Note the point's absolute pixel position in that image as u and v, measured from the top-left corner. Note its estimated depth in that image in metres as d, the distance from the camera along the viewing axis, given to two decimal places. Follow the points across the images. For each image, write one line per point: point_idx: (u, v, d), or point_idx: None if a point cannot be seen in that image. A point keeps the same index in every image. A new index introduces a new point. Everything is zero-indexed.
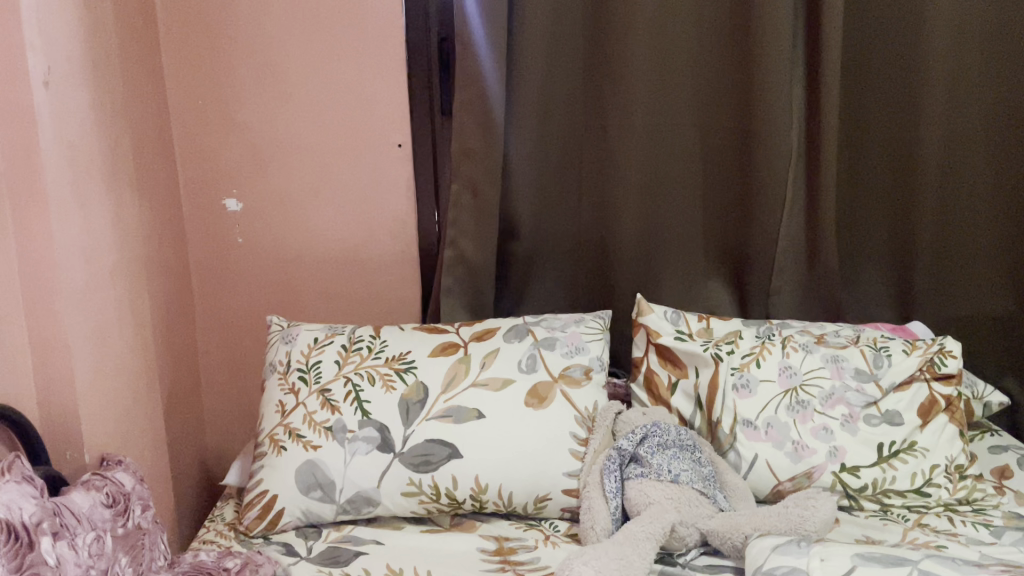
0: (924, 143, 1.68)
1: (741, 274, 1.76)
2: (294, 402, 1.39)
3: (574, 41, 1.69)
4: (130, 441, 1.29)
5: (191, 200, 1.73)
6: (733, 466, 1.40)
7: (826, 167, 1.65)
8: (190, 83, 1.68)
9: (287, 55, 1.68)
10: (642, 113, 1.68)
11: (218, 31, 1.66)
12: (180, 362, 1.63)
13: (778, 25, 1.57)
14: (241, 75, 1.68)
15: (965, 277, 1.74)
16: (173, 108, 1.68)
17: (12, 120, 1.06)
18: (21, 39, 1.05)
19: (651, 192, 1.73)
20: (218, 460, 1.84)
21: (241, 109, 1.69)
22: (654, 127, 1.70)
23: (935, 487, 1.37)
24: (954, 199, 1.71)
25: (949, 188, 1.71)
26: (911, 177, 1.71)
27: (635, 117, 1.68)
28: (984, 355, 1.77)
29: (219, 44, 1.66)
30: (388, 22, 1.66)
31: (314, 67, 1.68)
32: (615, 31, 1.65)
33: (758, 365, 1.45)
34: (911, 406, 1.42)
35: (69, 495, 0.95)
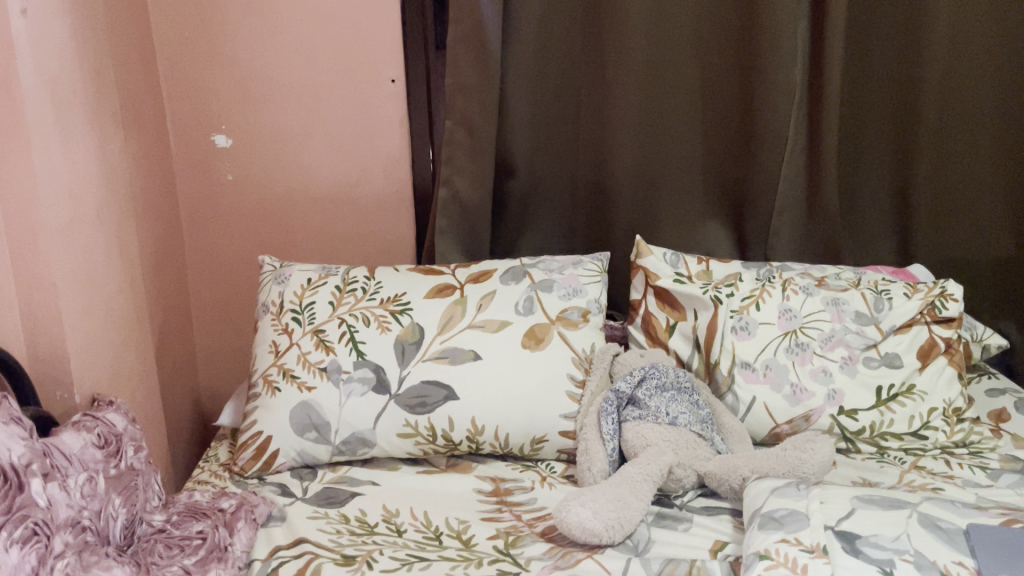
0: (930, 81, 1.64)
1: (741, 215, 1.73)
2: (288, 343, 1.36)
3: None
4: (121, 382, 1.27)
5: (179, 136, 1.68)
6: (731, 408, 1.39)
7: (831, 103, 1.59)
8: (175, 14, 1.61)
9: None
10: (642, 45, 1.63)
11: None
12: (171, 302, 1.60)
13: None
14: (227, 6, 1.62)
15: (968, 219, 1.71)
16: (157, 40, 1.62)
17: None
18: None
19: (650, 127, 1.68)
20: (212, 400, 1.83)
21: (228, 41, 1.63)
22: (656, 59, 1.64)
23: (933, 431, 1.36)
24: (962, 137, 1.67)
25: (958, 126, 1.66)
26: (916, 116, 1.67)
27: (635, 50, 1.63)
28: (985, 299, 1.76)
29: None
30: None
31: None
32: None
33: (759, 307, 1.43)
34: (910, 348, 1.41)
35: (59, 436, 0.94)
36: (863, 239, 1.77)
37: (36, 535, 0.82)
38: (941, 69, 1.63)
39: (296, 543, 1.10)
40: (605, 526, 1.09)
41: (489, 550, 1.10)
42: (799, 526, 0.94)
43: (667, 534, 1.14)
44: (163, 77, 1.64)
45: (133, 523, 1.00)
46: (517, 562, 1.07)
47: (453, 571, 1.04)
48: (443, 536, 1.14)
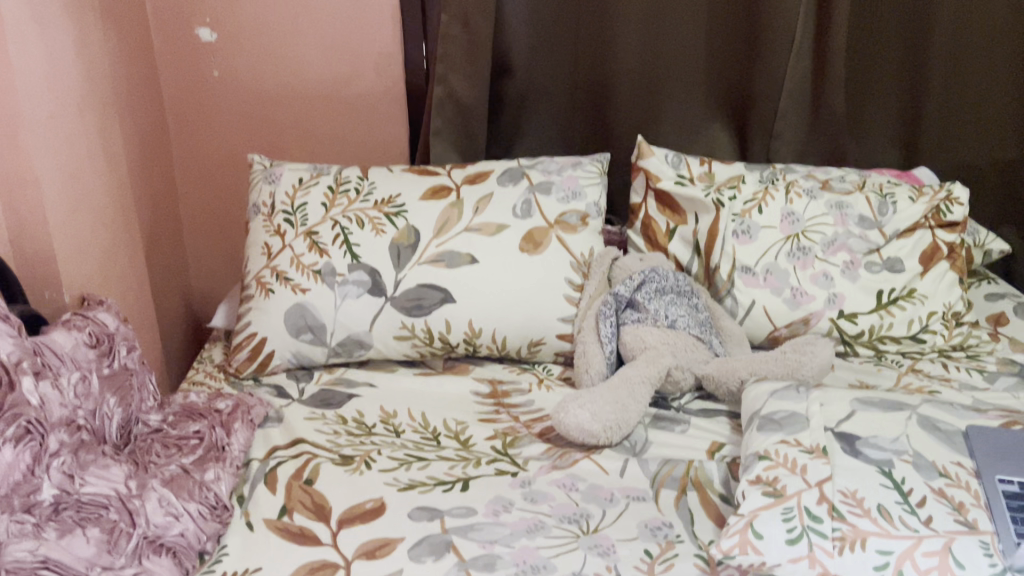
0: None
1: (744, 115, 1.68)
2: (280, 245, 1.33)
3: None
4: (110, 283, 1.25)
5: (161, 27, 1.60)
6: (730, 312, 1.37)
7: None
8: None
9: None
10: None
11: None
12: (160, 203, 1.56)
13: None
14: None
15: (976, 120, 1.67)
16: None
17: None
18: None
19: (653, 22, 1.61)
20: (205, 303, 1.81)
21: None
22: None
23: (931, 334, 1.37)
24: (971, 31, 1.61)
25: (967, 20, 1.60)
26: (929, 12, 1.60)
27: None
28: (988, 203, 1.73)
29: None
30: None
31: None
32: None
33: (761, 211, 1.40)
34: (913, 252, 1.39)
35: (50, 335, 0.92)
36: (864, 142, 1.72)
37: (30, 434, 0.81)
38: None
39: (294, 443, 1.10)
40: (602, 427, 1.09)
41: (488, 450, 1.10)
42: (799, 428, 0.94)
43: (665, 435, 1.14)
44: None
45: (129, 423, 0.99)
46: (515, 462, 1.08)
47: (452, 471, 1.05)
48: (441, 436, 1.14)
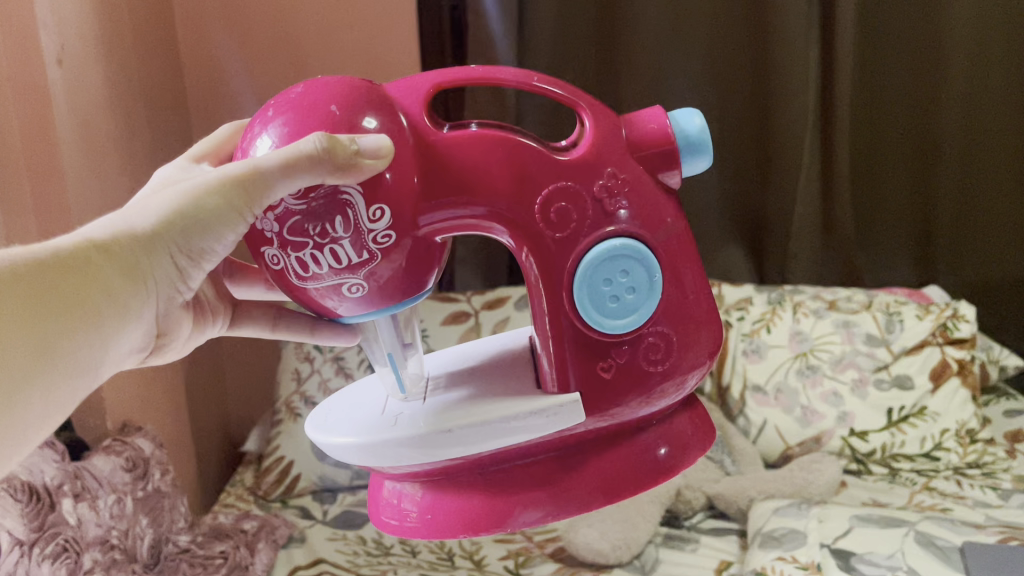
0: (945, 92, 1.56)
1: (759, 239, 1.69)
2: (309, 370, 1.44)
3: None
4: (151, 407, 1.36)
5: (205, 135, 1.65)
6: (743, 431, 1.41)
7: (848, 77, 1.52)
8: (197, 14, 1.60)
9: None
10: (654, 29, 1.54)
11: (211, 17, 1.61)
12: (206, 342, 1.63)
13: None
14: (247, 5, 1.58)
15: (984, 235, 1.67)
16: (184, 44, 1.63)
17: (42, 139, 1.11)
18: (44, 78, 1.11)
19: None
20: (243, 428, 1.79)
21: (245, 42, 1.60)
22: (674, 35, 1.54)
23: (945, 452, 1.35)
24: (984, 95, 1.58)
25: (976, 87, 1.58)
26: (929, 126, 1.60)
27: (642, 70, 1.56)
28: (1009, 305, 1.74)
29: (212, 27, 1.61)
30: (390, 5, 1.56)
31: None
32: None
33: (769, 331, 1.47)
34: (923, 369, 1.40)
35: (91, 460, 1.06)
36: (882, 243, 1.71)
37: (66, 551, 0.94)
38: (964, 27, 1.52)
39: (314, 562, 1.14)
40: (611, 545, 1.10)
41: (500, 569, 1.12)
42: (797, 545, 0.97)
43: (675, 555, 1.14)
44: (190, 86, 1.64)
45: (159, 541, 1.12)
46: None
47: None
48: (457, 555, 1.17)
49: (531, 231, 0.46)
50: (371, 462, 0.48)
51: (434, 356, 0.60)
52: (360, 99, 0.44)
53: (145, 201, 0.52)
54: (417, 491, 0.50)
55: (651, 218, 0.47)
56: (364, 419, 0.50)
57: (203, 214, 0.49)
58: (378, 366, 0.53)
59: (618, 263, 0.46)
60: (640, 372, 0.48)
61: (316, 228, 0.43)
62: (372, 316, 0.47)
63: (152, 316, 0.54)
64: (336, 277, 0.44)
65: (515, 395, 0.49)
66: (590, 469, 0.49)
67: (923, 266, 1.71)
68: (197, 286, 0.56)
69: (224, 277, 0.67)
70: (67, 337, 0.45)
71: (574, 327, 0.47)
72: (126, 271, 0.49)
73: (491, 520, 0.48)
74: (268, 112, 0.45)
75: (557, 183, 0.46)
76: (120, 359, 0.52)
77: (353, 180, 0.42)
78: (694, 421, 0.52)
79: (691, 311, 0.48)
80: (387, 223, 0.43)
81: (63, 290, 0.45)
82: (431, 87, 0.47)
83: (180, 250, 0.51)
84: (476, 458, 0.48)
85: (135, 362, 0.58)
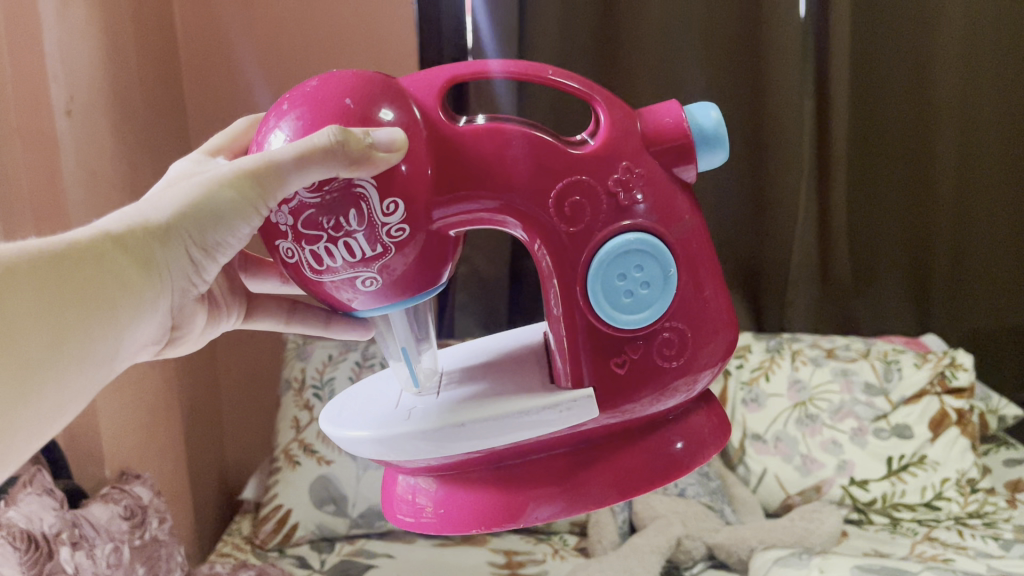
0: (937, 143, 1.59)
1: (756, 288, 1.70)
2: (308, 418, 1.44)
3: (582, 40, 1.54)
4: (150, 454, 1.36)
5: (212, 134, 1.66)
6: (743, 480, 1.41)
7: (843, 129, 1.55)
8: (206, 72, 1.64)
9: (286, 14, 1.60)
10: (654, 86, 1.55)
11: (219, 68, 1.64)
12: (205, 388, 1.63)
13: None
14: (252, 62, 1.63)
15: (980, 283, 1.69)
16: (190, 99, 1.66)
17: (49, 187, 1.13)
18: (52, 126, 1.13)
19: None
20: (241, 476, 1.78)
21: (251, 98, 1.64)
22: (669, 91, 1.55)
23: (946, 501, 1.33)
24: (976, 146, 1.61)
25: (968, 137, 1.60)
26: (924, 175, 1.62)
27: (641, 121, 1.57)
28: (1007, 354, 1.75)
29: (219, 78, 1.65)
30: (393, 58, 1.59)
31: (311, 48, 1.60)
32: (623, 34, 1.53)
33: (769, 379, 1.48)
34: (922, 418, 1.40)
35: (89, 508, 1.06)
36: (879, 292, 1.72)
37: None
38: (953, 77, 1.56)
39: None
40: None
41: None
42: None
43: None
44: (195, 140, 1.67)
45: None
46: None
47: None
48: None
49: (547, 225, 0.49)
50: (386, 456, 0.51)
51: (447, 355, 0.64)
52: (373, 93, 0.47)
53: (159, 196, 0.55)
54: (431, 486, 0.54)
55: (668, 214, 0.50)
56: (379, 414, 0.54)
57: (219, 207, 0.52)
58: (392, 360, 0.58)
59: (633, 258, 0.48)
60: (654, 368, 0.50)
61: (330, 221, 0.46)
62: (385, 309, 0.50)
63: (168, 308, 0.58)
64: (351, 270, 0.47)
65: (527, 392, 0.51)
66: (607, 465, 0.51)
67: (921, 315, 1.72)
68: (210, 280, 0.60)
69: (241, 269, 0.76)
70: (94, 324, 0.48)
71: (587, 321, 0.50)
72: (144, 262, 0.52)
73: (507, 516, 0.51)
74: (284, 104, 0.49)
75: (572, 178, 0.48)
76: (135, 350, 0.55)
77: (367, 174, 0.45)
78: (710, 418, 0.54)
79: (705, 306, 0.51)
80: (400, 216, 0.46)
81: (89, 278, 0.48)
82: (441, 80, 0.51)
83: (195, 242, 0.54)
84: (487, 454, 0.51)
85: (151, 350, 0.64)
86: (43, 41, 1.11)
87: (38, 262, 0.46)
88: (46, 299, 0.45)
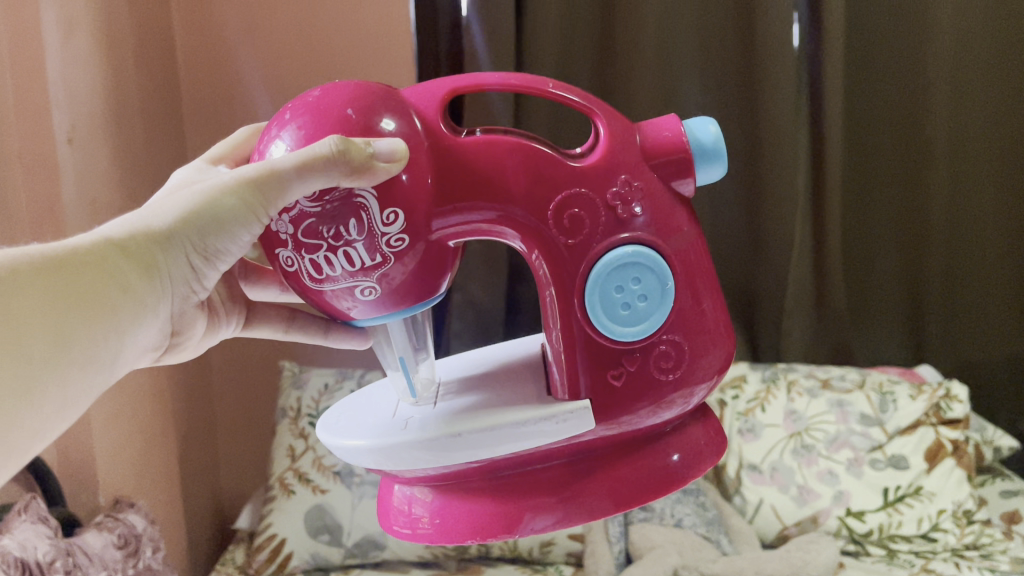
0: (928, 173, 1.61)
1: (751, 318, 1.71)
2: (304, 447, 1.44)
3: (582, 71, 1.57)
4: (144, 482, 1.35)
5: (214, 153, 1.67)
6: (739, 510, 1.40)
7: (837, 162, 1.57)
8: (207, 101, 1.66)
9: (286, 46, 1.62)
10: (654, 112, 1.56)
11: (218, 97, 1.66)
12: (200, 416, 1.62)
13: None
14: (253, 93, 1.64)
15: (974, 313, 1.70)
16: (191, 129, 1.67)
17: (49, 213, 1.14)
18: (54, 153, 1.14)
19: None
20: (234, 505, 1.77)
21: (255, 113, 1.65)
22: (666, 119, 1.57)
23: (942, 532, 1.33)
24: (968, 177, 1.63)
25: (961, 169, 1.62)
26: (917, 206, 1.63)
27: None
28: (1000, 384, 1.76)
29: (220, 107, 1.66)
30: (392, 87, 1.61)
31: (310, 78, 1.62)
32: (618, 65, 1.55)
33: (764, 409, 1.48)
34: (917, 449, 1.40)
35: (83, 537, 1.05)
36: (874, 323, 1.73)
37: None
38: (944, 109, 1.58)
39: None
40: None
41: None
42: None
43: None
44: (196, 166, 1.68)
45: None
46: None
47: None
48: None
49: (545, 235, 0.50)
50: (384, 466, 0.52)
51: (443, 366, 0.65)
52: (374, 103, 0.48)
53: (162, 204, 0.57)
54: (428, 498, 0.54)
55: (666, 227, 0.51)
56: (376, 423, 0.54)
57: (221, 214, 0.53)
58: (390, 370, 0.58)
59: (630, 270, 0.49)
60: (652, 380, 0.50)
61: (330, 231, 0.47)
62: (384, 319, 0.51)
63: (169, 313, 0.59)
64: (350, 278, 0.47)
65: (525, 403, 0.52)
66: (606, 477, 0.52)
67: (915, 345, 1.73)
68: (211, 287, 0.62)
69: (241, 278, 0.77)
70: (99, 328, 0.49)
71: (584, 331, 0.50)
72: (148, 267, 0.53)
73: (505, 526, 0.51)
74: (286, 114, 0.50)
75: (570, 191, 0.49)
76: (136, 356, 0.56)
77: (368, 184, 0.46)
78: (707, 431, 0.55)
79: (702, 319, 0.51)
80: (400, 226, 0.47)
81: (94, 282, 0.49)
82: (442, 92, 0.52)
83: (196, 249, 0.55)
84: (484, 466, 0.52)
85: (151, 357, 0.64)
86: (47, 71, 1.12)
87: (45, 266, 0.47)
88: (55, 302, 0.46)
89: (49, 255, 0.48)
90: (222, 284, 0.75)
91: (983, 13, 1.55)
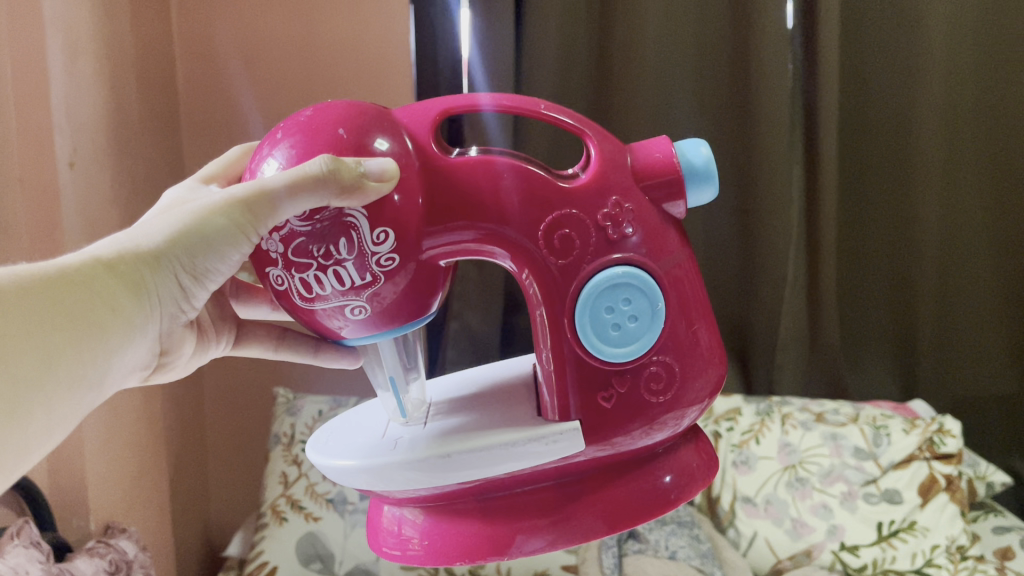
0: (921, 210, 1.62)
1: (745, 351, 1.72)
2: (296, 474, 1.44)
3: (579, 102, 1.58)
4: (134, 507, 1.34)
5: None
6: (733, 543, 1.40)
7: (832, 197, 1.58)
8: (207, 128, 1.67)
9: (287, 76, 1.63)
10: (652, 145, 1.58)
11: (217, 125, 1.67)
12: (191, 442, 1.61)
13: (780, 37, 1.48)
14: (253, 120, 1.65)
15: (966, 349, 1.72)
16: (190, 155, 1.68)
17: (48, 236, 1.14)
18: (53, 175, 1.14)
19: None
20: (223, 533, 1.75)
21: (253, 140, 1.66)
22: None
23: (936, 568, 1.30)
24: (960, 215, 1.65)
25: (952, 208, 1.65)
26: (910, 242, 1.65)
27: None
28: (992, 419, 1.77)
29: (219, 134, 1.67)
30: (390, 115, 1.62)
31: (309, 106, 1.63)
32: (615, 98, 1.57)
33: (758, 442, 1.48)
34: (911, 484, 1.40)
35: (73, 562, 1.03)
36: (866, 357, 1.74)
37: None
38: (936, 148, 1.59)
39: None
40: None
41: None
42: None
43: None
44: None
45: None
46: None
47: None
48: None
49: (535, 257, 0.50)
50: (374, 486, 0.52)
51: (435, 387, 0.65)
52: (367, 124, 0.49)
53: (152, 223, 0.57)
54: (419, 519, 0.54)
55: (657, 249, 0.51)
56: (364, 444, 0.55)
57: (211, 233, 0.54)
58: (380, 391, 0.58)
59: (620, 291, 0.49)
60: (641, 402, 0.51)
61: (320, 250, 0.47)
62: (375, 338, 0.51)
63: (158, 332, 0.59)
64: (341, 298, 0.48)
65: (515, 425, 0.52)
66: (597, 499, 0.52)
67: (908, 381, 1.74)
68: (199, 307, 0.62)
69: (232, 296, 0.78)
70: (88, 348, 0.49)
71: (573, 351, 0.51)
72: (138, 286, 0.53)
73: (494, 548, 0.51)
74: (279, 134, 0.51)
75: (561, 212, 0.50)
76: (125, 376, 0.56)
77: (358, 203, 0.46)
78: (699, 454, 0.55)
79: (694, 342, 0.52)
80: (390, 245, 0.47)
81: (85, 301, 0.49)
82: (436, 112, 0.52)
83: (186, 268, 0.56)
84: (472, 487, 0.52)
85: (140, 378, 0.64)
86: (50, 94, 1.13)
87: (37, 285, 0.47)
88: (45, 321, 0.46)
89: (41, 275, 0.48)
90: (213, 305, 0.75)
91: (972, 56, 1.57)
